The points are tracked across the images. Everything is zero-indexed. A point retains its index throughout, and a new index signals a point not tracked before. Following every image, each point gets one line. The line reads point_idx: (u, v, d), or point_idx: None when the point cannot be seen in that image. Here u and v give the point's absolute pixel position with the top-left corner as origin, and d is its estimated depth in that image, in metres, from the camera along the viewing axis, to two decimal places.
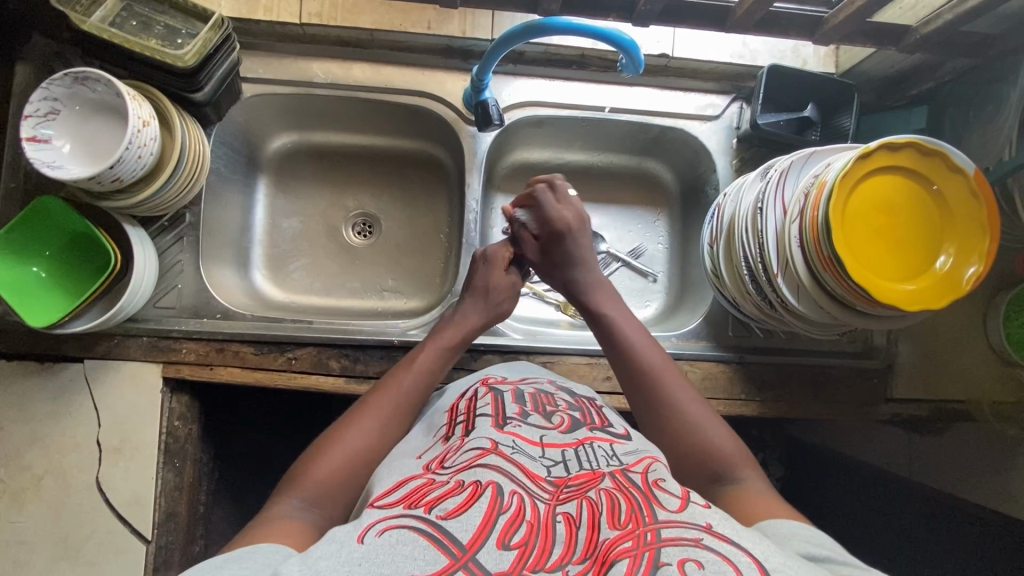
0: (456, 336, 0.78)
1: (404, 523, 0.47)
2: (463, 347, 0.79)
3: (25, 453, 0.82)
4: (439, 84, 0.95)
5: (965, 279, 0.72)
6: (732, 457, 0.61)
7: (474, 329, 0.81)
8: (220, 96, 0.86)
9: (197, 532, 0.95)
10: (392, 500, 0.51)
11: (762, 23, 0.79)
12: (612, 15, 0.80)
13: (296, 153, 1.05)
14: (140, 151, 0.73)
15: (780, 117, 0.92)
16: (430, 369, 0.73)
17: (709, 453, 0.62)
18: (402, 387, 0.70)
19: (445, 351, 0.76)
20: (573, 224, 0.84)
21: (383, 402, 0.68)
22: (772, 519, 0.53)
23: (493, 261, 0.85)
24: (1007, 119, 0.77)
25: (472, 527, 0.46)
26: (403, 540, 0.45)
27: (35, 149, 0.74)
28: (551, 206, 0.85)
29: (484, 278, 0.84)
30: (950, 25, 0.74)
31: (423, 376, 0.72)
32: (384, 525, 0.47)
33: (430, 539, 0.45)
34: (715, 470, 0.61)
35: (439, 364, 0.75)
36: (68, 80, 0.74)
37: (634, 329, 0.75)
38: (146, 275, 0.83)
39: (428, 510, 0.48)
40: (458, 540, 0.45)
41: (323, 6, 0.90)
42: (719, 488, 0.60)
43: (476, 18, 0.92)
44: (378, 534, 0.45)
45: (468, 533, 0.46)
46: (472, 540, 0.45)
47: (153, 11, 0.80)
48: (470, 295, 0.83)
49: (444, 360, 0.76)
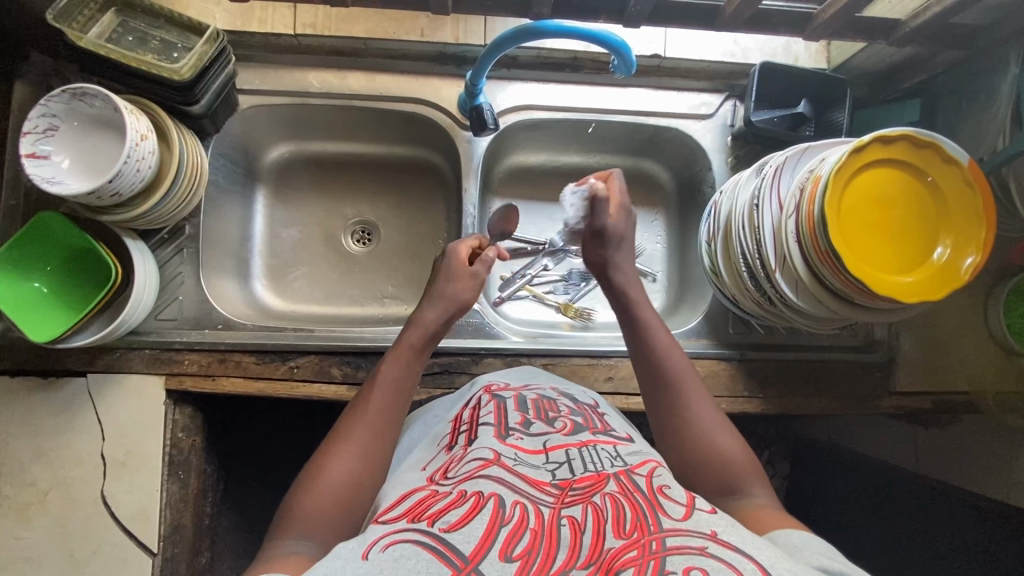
0: (419, 339, 0.75)
1: (408, 537, 0.47)
2: (429, 349, 0.76)
3: (29, 469, 0.82)
4: (433, 91, 0.96)
5: (963, 271, 0.72)
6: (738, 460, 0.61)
7: (438, 325, 0.76)
8: (216, 108, 0.87)
9: (203, 544, 0.95)
10: (394, 515, 0.51)
11: (752, 21, 0.79)
12: (602, 18, 0.80)
13: (294, 162, 1.06)
14: (138, 165, 0.73)
15: (774, 113, 0.92)
16: (397, 381, 0.70)
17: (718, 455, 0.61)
18: (371, 407, 0.67)
19: (408, 357, 0.73)
20: (626, 206, 0.81)
21: (356, 427, 0.64)
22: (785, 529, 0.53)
23: (453, 256, 0.81)
24: (999, 110, 0.78)
25: (475, 539, 0.46)
26: (406, 554, 0.44)
27: (35, 165, 0.75)
28: (618, 183, 0.82)
29: (446, 266, 0.80)
30: (938, 18, 0.75)
31: (391, 391, 0.69)
32: (386, 540, 0.47)
33: (434, 553, 0.45)
34: (717, 473, 0.61)
35: (408, 370, 0.72)
36: (66, 97, 0.75)
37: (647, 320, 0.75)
38: (148, 286, 0.83)
39: (431, 523, 0.48)
40: (460, 552, 0.45)
41: (316, 16, 0.91)
42: (723, 485, 0.60)
43: (468, 25, 0.93)
44: (383, 549, 0.45)
45: (471, 545, 0.45)
46: (474, 552, 0.45)
47: (150, 26, 0.81)
48: (428, 298, 0.78)
49: (409, 365, 0.72)
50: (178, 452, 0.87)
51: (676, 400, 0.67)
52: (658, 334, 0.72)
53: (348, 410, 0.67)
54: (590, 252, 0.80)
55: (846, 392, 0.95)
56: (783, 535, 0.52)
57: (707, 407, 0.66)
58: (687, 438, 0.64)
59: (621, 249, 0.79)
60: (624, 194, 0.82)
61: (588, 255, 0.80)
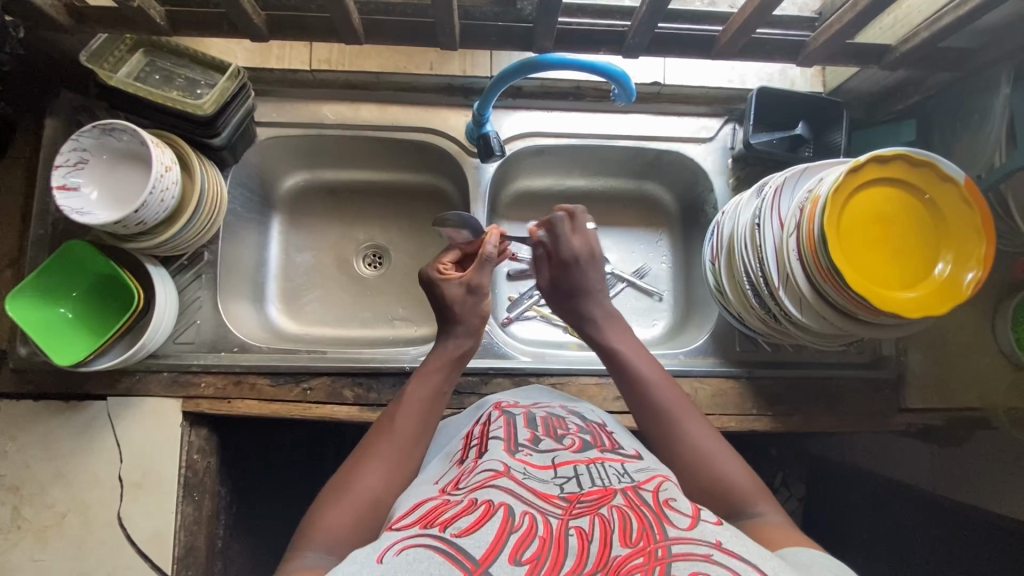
0: (444, 362, 0.76)
1: (422, 542, 0.48)
2: (456, 371, 0.77)
3: (49, 491, 0.84)
4: (442, 121, 0.99)
5: (965, 285, 0.73)
6: (751, 493, 0.61)
7: (464, 351, 0.78)
8: (235, 140, 0.91)
9: (217, 567, 0.96)
10: (408, 522, 0.52)
11: (747, 48, 0.82)
12: (603, 49, 0.83)
13: (308, 190, 1.09)
14: (163, 195, 0.77)
15: (773, 135, 0.94)
16: (423, 402, 0.72)
17: (726, 490, 0.61)
18: (398, 424, 0.69)
19: (432, 377, 0.74)
20: (583, 256, 0.81)
21: (384, 445, 0.67)
22: (795, 547, 0.53)
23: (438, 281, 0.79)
24: (994, 129, 0.80)
25: (485, 543, 0.47)
26: (419, 557, 0.46)
27: (64, 197, 0.78)
28: (565, 236, 0.82)
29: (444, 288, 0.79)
30: (927, 43, 0.77)
31: (416, 411, 0.71)
32: (400, 545, 0.48)
33: (445, 556, 0.46)
34: (727, 498, 0.61)
35: (435, 390, 0.73)
36: (96, 132, 0.79)
37: (637, 351, 0.76)
38: (168, 310, 0.86)
39: (443, 529, 0.50)
40: (471, 555, 0.46)
41: (331, 53, 0.96)
42: (737, 504, 0.60)
43: (475, 58, 0.98)
44: (396, 553, 0.46)
45: (481, 548, 0.47)
46: (485, 555, 0.46)
47: (175, 65, 0.86)
48: (449, 322, 0.79)
49: (439, 390, 0.74)
50: (193, 473, 0.89)
51: (674, 422, 0.68)
52: (643, 367, 0.73)
53: (376, 428, 0.70)
54: (557, 303, 0.83)
55: (855, 409, 0.95)
56: (792, 553, 0.51)
57: (703, 428, 0.67)
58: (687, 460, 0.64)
59: (589, 299, 0.81)
60: (576, 243, 0.82)
61: (554, 308, 0.85)
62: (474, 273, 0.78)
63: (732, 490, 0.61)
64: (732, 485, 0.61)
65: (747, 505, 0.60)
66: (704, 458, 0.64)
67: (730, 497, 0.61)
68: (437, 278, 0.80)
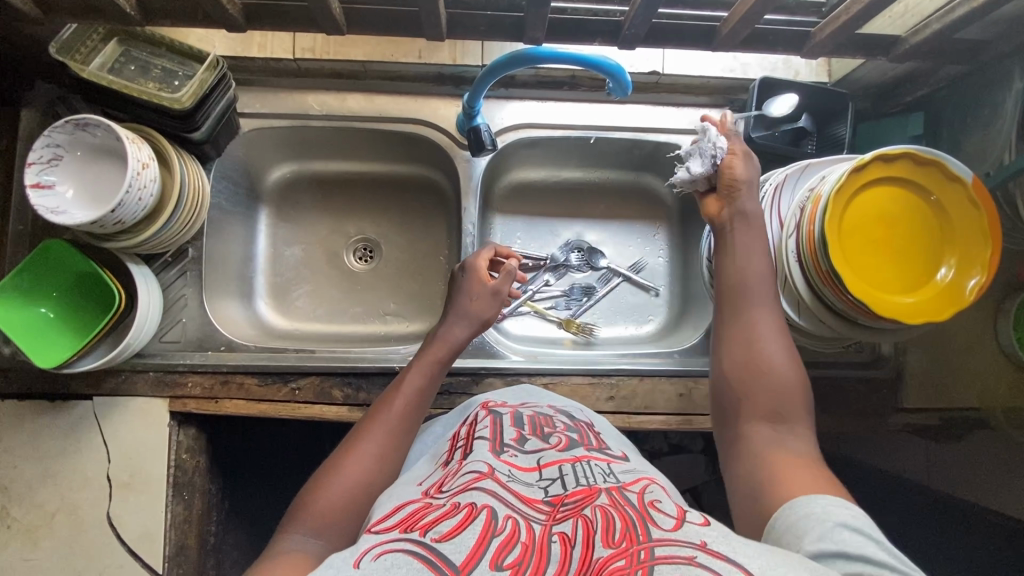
0: (444, 352, 0.74)
1: (400, 546, 0.46)
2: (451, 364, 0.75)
3: (37, 491, 0.84)
4: (432, 111, 0.96)
5: (967, 291, 0.69)
6: (796, 397, 0.61)
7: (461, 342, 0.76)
8: (218, 133, 0.88)
9: (209, 563, 0.96)
10: (388, 525, 0.51)
11: (748, 40, 0.79)
12: (599, 40, 0.79)
13: (296, 182, 1.06)
14: (140, 194, 0.74)
15: (774, 128, 0.92)
16: (419, 390, 0.70)
17: (775, 389, 0.61)
18: (393, 411, 0.67)
19: (431, 368, 0.72)
20: None
21: (376, 432, 0.65)
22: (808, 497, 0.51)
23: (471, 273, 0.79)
24: (1005, 124, 0.76)
25: (466, 548, 0.46)
26: (397, 563, 0.44)
27: (39, 195, 0.76)
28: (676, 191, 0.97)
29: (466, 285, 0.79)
30: (938, 35, 0.73)
31: (412, 399, 0.69)
32: (379, 549, 0.46)
33: (425, 563, 0.44)
34: (774, 396, 0.60)
35: (431, 378, 0.72)
36: (70, 127, 0.76)
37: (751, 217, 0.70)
38: (153, 308, 0.84)
39: (423, 534, 0.48)
40: (450, 561, 0.44)
41: (315, 41, 0.92)
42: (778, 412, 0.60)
43: (466, 46, 0.94)
44: (374, 558, 0.45)
45: (462, 554, 0.45)
46: (466, 560, 0.45)
47: (152, 55, 0.83)
48: (450, 313, 0.78)
49: (433, 374, 0.73)
50: (183, 473, 0.88)
51: (750, 304, 0.65)
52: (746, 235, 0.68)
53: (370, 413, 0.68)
54: None
55: None
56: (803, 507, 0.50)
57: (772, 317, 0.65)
58: (750, 352, 0.63)
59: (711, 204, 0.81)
60: None
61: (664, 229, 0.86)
62: (501, 279, 0.78)
63: (783, 391, 0.61)
64: (783, 388, 0.61)
65: (781, 418, 0.60)
66: (766, 356, 0.62)
67: (775, 400, 0.60)
68: (471, 268, 0.80)
